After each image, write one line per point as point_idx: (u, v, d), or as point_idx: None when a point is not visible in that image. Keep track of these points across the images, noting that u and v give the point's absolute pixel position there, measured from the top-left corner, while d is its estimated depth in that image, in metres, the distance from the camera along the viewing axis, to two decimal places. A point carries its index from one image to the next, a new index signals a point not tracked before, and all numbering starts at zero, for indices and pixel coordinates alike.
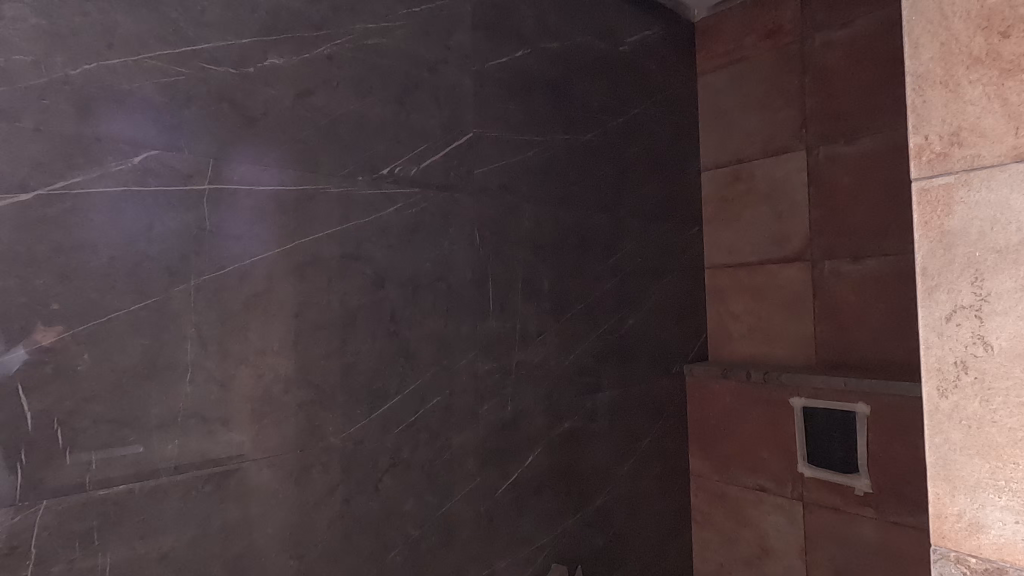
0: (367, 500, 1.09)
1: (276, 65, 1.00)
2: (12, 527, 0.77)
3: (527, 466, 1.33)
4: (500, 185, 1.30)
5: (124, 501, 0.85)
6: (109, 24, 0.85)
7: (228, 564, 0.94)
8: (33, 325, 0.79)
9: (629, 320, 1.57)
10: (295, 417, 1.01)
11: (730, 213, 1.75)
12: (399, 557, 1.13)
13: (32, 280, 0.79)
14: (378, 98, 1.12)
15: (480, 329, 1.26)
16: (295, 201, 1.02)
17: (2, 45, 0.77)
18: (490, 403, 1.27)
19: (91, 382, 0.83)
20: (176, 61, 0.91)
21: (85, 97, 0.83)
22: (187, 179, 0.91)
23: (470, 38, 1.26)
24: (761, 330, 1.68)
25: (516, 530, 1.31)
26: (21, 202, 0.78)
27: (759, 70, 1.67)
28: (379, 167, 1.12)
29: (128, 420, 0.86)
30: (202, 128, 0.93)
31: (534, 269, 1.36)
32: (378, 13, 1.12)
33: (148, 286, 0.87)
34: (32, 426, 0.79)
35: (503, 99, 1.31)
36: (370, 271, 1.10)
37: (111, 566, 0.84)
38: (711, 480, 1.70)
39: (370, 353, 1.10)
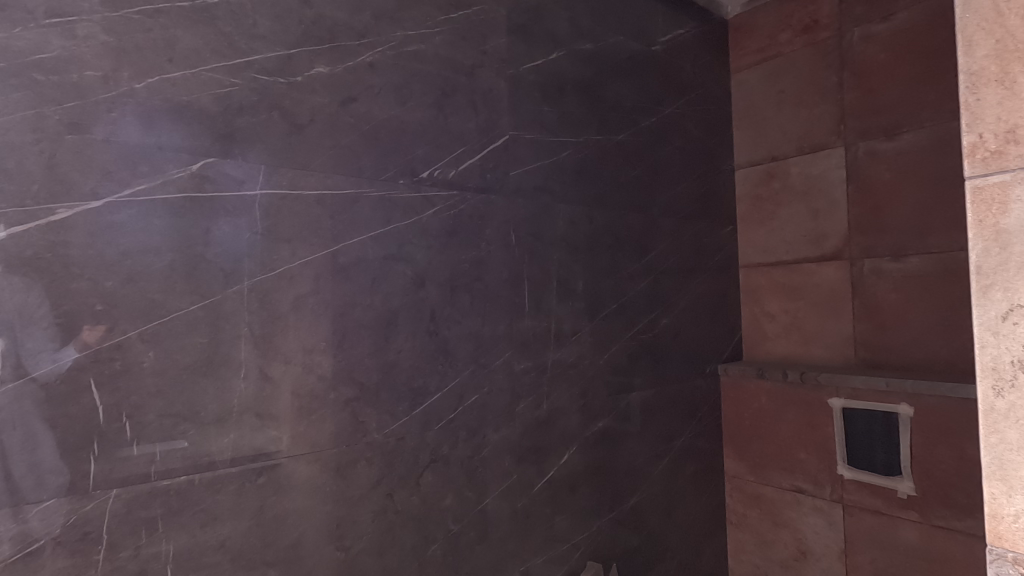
0: (408, 495, 1.12)
1: (322, 73, 1.04)
2: (87, 514, 0.83)
3: (563, 464, 1.35)
4: (535, 186, 1.32)
5: (185, 491, 0.90)
6: (170, 39, 0.90)
7: (279, 554, 0.98)
8: (104, 324, 0.84)
9: (663, 319, 1.57)
10: (341, 413, 1.05)
11: (765, 212, 1.73)
12: (439, 551, 1.16)
13: (102, 282, 0.84)
14: (417, 103, 1.15)
15: (516, 329, 1.28)
16: (339, 205, 1.05)
17: (76, 62, 0.83)
18: (526, 401, 1.29)
19: (154, 378, 0.88)
20: (230, 72, 0.95)
21: (149, 109, 0.88)
22: (240, 185, 0.95)
23: (506, 42, 1.28)
24: (797, 330, 1.66)
25: (551, 528, 1.32)
26: (93, 209, 0.84)
27: (795, 66, 1.65)
28: (419, 170, 1.14)
29: (188, 414, 0.90)
30: (254, 135, 0.97)
31: (568, 269, 1.37)
32: (417, 20, 1.15)
33: (206, 288, 0.92)
34: (104, 419, 0.84)
35: (538, 101, 1.33)
36: (411, 272, 1.13)
37: (173, 552, 0.89)
38: (747, 481, 1.68)
39: (411, 352, 1.13)
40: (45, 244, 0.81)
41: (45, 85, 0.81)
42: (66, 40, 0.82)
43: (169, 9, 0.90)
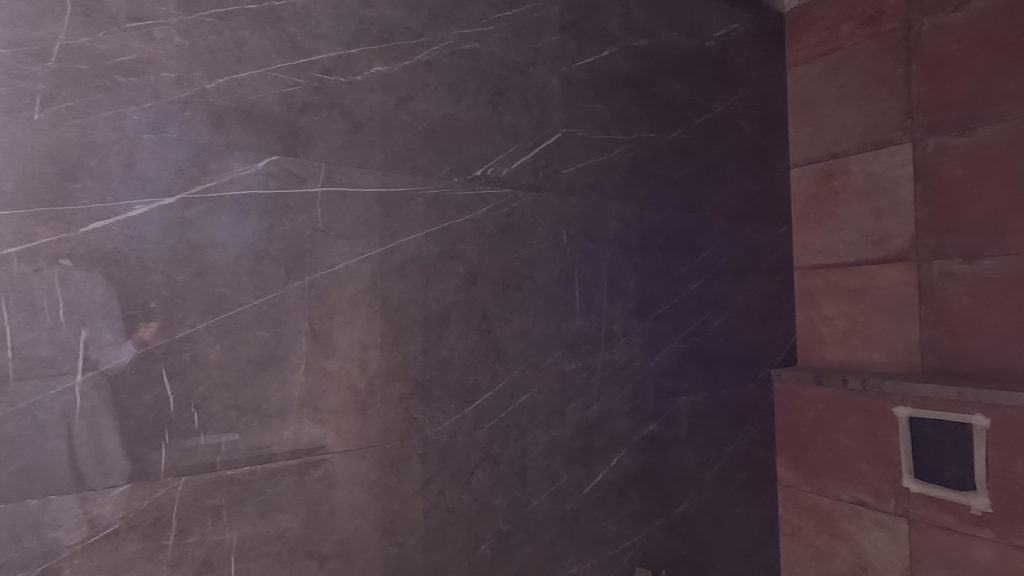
0: (459, 492, 1.12)
1: (380, 72, 1.05)
2: (157, 500, 0.85)
3: (612, 467, 1.33)
4: (587, 184, 1.30)
5: (247, 482, 0.92)
6: (238, 40, 0.93)
7: (335, 547, 0.99)
8: (175, 317, 0.87)
9: (715, 321, 1.52)
10: (396, 409, 1.06)
11: (822, 212, 1.66)
12: (489, 550, 1.15)
13: (174, 276, 0.87)
14: (472, 101, 1.15)
15: (566, 328, 1.26)
16: (396, 202, 1.06)
17: (153, 64, 0.86)
18: (576, 402, 1.27)
19: (221, 370, 0.90)
20: (294, 72, 0.97)
21: (218, 108, 0.91)
22: (303, 182, 0.97)
23: (559, 39, 1.27)
24: (857, 335, 1.59)
25: (600, 531, 1.30)
26: (166, 205, 0.87)
27: (857, 59, 1.58)
28: (473, 168, 1.15)
29: (251, 407, 0.93)
30: (315, 133, 0.99)
31: (619, 269, 1.34)
32: (473, 18, 1.16)
33: (270, 283, 0.94)
34: (174, 408, 0.87)
35: (590, 98, 1.31)
36: (464, 269, 1.13)
37: (236, 541, 0.91)
38: (802, 491, 1.62)
39: (463, 350, 1.13)
40: (122, 238, 0.84)
41: (124, 87, 0.84)
42: (145, 43, 0.86)
43: (238, 11, 0.93)
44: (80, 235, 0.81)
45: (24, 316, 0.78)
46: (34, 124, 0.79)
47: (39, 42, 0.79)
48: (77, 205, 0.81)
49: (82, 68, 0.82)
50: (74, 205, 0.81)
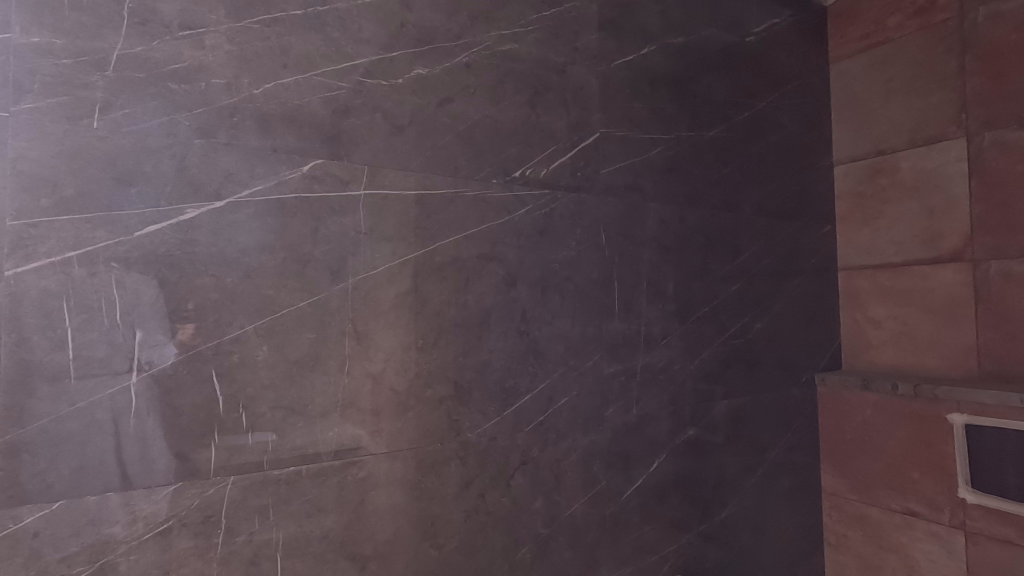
0: (499, 495, 1.11)
1: (421, 75, 1.05)
2: (208, 498, 0.87)
3: (652, 472, 1.30)
4: (626, 184, 1.28)
5: (293, 482, 0.93)
6: (285, 46, 0.94)
7: (378, 548, 1.00)
8: (225, 319, 0.89)
9: (757, 324, 1.48)
10: (437, 411, 1.06)
11: (869, 210, 1.61)
12: (529, 554, 1.14)
13: (224, 278, 0.89)
14: (511, 102, 1.14)
15: (605, 331, 1.24)
16: (436, 204, 1.06)
17: (204, 71, 0.88)
18: (615, 405, 1.25)
19: (268, 371, 0.92)
20: (337, 76, 0.98)
21: (265, 113, 0.92)
22: (347, 185, 0.98)
23: (597, 39, 1.26)
24: (907, 338, 1.53)
25: (640, 537, 1.28)
26: (216, 209, 0.88)
27: (906, 52, 1.53)
28: (512, 170, 1.14)
29: (297, 407, 0.94)
30: (358, 137, 1.00)
31: (659, 270, 1.32)
32: (511, 19, 1.15)
33: (315, 284, 0.95)
34: (224, 408, 0.88)
35: (629, 97, 1.30)
36: (503, 271, 1.13)
37: (283, 540, 0.92)
38: (848, 500, 1.56)
39: (503, 351, 1.12)
40: (175, 241, 0.86)
41: (177, 93, 0.86)
42: (196, 50, 0.88)
43: (284, 17, 0.94)
44: (135, 238, 0.83)
45: (84, 317, 0.81)
46: (94, 131, 0.81)
47: (99, 52, 0.82)
48: (132, 209, 0.83)
49: (138, 76, 0.84)
50: (130, 210, 0.83)
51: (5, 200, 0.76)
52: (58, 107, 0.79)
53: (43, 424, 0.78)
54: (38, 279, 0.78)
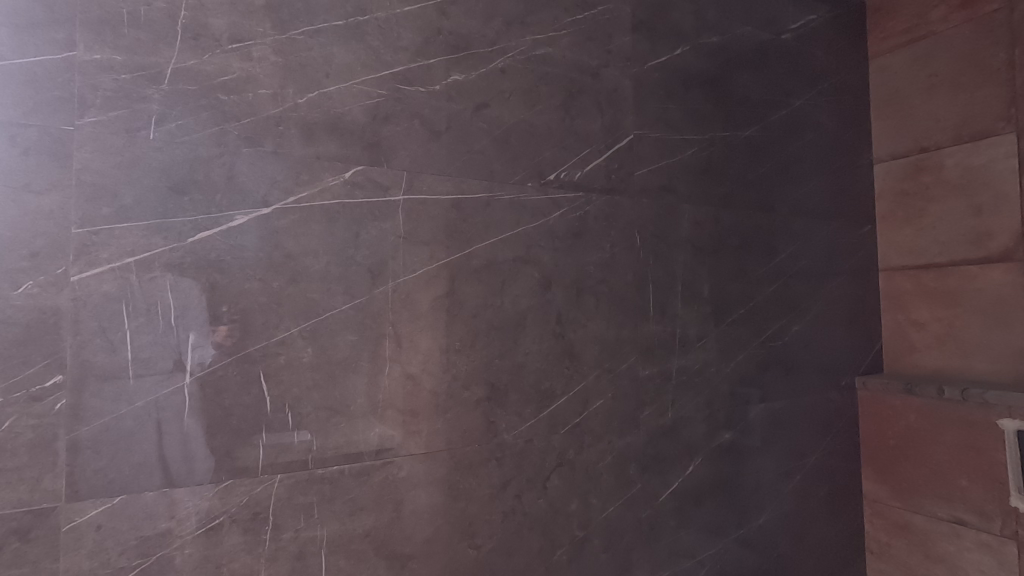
0: (536, 497, 1.12)
1: (457, 81, 1.07)
2: (257, 495, 0.90)
3: (688, 476, 1.29)
4: (660, 186, 1.28)
5: (336, 481, 0.95)
6: (327, 56, 0.96)
7: (418, 547, 1.01)
8: (272, 321, 0.92)
9: (794, 326, 1.46)
10: (474, 412, 1.07)
11: (911, 209, 1.56)
12: (565, 556, 1.14)
13: (270, 283, 0.92)
14: (546, 105, 1.15)
15: (640, 333, 1.24)
16: (473, 208, 1.07)
17: (252, 82, 0.91)
18: (650, 408, 1.25)
19: (312, 372, 0.94)
20: (377, 84, 1.00)
21: (309, 122, 0.95)
22: (386, 191, 1.00)
23: (631, 40, 1.25)
24: (954, 340, 1.48)
25: (676, 541, 1.27)
26: (263, 215, 0.91)
27: (950, 46, 1.48)
28: (547, 173, 1.15)
29: (340, 408, 0.96)
30: (398, 143, 1.01)
31: (694, 272, 1.31)
32: (545, 23, 1.16)
33: (357, 288, 0.98)
34: (271, 408, 0.91)
35: (662, 98, 1.29)
36: (538, 274, 1.13)
37: (327, 537, 0.94)
38: (891, 507, 1.52)
39: (539, 353, 1.13)
40: (225, 247, 0.89)
41: (226, 104, 0.90)
42: (244, 62, 0.91)
43: (326, 28, 0.97)
44: (188, 244, 0.87)
45: (141, 320, 0.84)
46: (150, 142, 0.85)
47: (155, 66, 0.85)
48: (185, 216, 0.87)
49: (190, 89, 0.87)
50: (184, 217, 0.86)
51: (70, 209, 0.80)
52: (118, 120, 0.83)
53: (105, 422, 0.82)
54: (99, 285, 0.82)
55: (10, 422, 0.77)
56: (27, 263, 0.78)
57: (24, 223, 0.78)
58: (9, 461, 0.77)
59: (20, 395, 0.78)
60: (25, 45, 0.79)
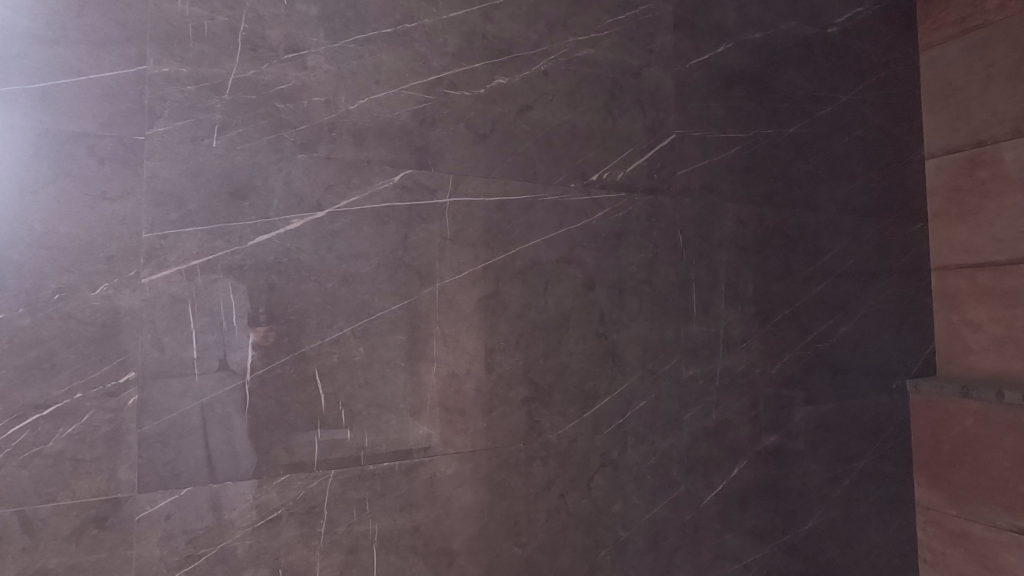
0: (580, 497, 1.12)
1: (501, 84, 1.08)
2: (312, 490, 0.93)
3: (732, 478, 1.27)
4: (703, 185, 1.27)
5: (387, 477, 0.98)
6: (376, 63, 0.99)
7: (465, 543, 1.03)
8: (326, 321, 0.95)
9: (841, 327, 1.42)
10: (519, 411, 1.08)
11: (966, 206, 1.51)
12: (609, 556, 1.14)
13: (325, 284, 0.95)
14: (588, 106, 1.16)
15: (683, 333, 1.23)
16: (517, 210, 1.09)
17: (306, 90, 0.95)
18: (694, 409, 1.24)
19: (364, 371, 0.97)
20: (424, 89, 1.02)
21: (359, 128, 0.98)
22: (434, 193, 1.02)
23: (673, 39, 1.25)
24: (1013, 342, 1.42)
25: (720, 545, 1.25)
26: (318, 218, 0.94)
27: (1008, 35, 1.42)
28: (589, 174, 1.15)
29: (390, 406, 0.98)
30: (444, 146, 1.04)
31: (738, 272, 1.29)
32: (587, 24, 1.16)
33: (406, 288, 1.00)
34: (325, 406, 0.94)
35: (705, 97, 1.28)
36: (581, 274, 1.14)
37: (378, 532, 0.97)
38: (946, 514, 1.46)
39: (582, 353, 1.14)
40: (282, 249, 0.92)
41: (283, 112, 0.93)
42: (299, 71, 0.94)
43: (376, 36, 0.99)
44: (248, 247, 0.90)
45: (206, 320, 0.88)
46: (213, 150, 0.89)
47: (217, 77, 0.89)
48: (246, 220, 0.90)
49: (249, 98, 0.91)
50: (244, 221, 0.90)
51: (142, 214, 0.85)
52: (184, 129, 0.87)
53: (173, 417, 0.86)
54: (168, 286, 0.86)
55: (88, 415, 0.82)
56: (103, 265, 0.83)
57: (100, 228, 0.83)
58: (88, 452, 0.82)
59: (97, 390, 0.82)
60: (101, 61, 0.83)
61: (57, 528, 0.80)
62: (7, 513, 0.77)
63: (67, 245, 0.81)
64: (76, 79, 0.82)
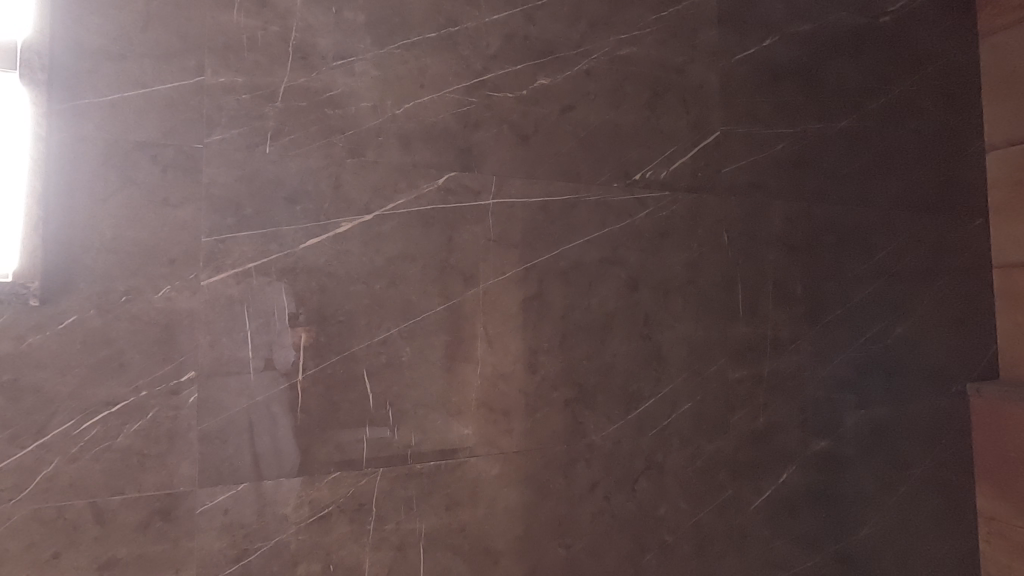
0: (625, 499, 1.11)
1: (544, 84, 1.08)
2: (362, 488, 0.95)
3: (781, 484, 1.24)
4: (749, 183, 1.24)
5: (434, 476, 0.99)
6: (421, 67, 1.01)
7: (510, 543, 1.03)
8: (374, 322, 0.96)
9: (896, 328, 1.37)
10: (563, 412, 1.08)
11: None
12: (654, 561, 1.13)
13: (373, 286, 0.97)
14: (631, 105, 1.14)
15: (729, 335, 1.20)
16: (560, 210, 1.08)
17: (355, 96, 0.97)
18: (741, 412, 1.21)
19: (411, 372, 0.98)
20: (468, 92, 1.03)
21: (405, 132, 0.99)
22: (478, 195, 1.03)
23: (717, 34, 1.22)
24: None
25: (769, 552, 1.22)
26: (366, 221, 0.96)
27: None
28: (633, 173, 1.14)
29: (436, 405, 1.00)
30: (488, 148, 1.04)
31: (786, 271, 1.26)
32: (630, 22, 1.15)
33: (451, 289, 1.01)
34: (374, 405, 0.96)
35: (751, 92, 1.25)
36: (625, 274, 1.13)
37: (425, 531, 0.98)
38: (1012, 526, 1.38)
39: (626, 355, 1.12)
40: (333, 252, 0.95)
41: (333, 118, 0.95)
42: (347, 77, 0.96)
43: (421, 41, 1.01)
44: (301, 250, 0.93)
45: (261, 321, 0.91)
46: (267, 156, 0.92)
47: (271, 85, 0.92)
48: (298, 224, 0.93)
49: (301, 105, 0.94)
50: (296, 225, 0.93)
51: (201, 219, 0.88)
52: (240, 136, 0.91)
53: (231, 415, 0.89)
54: (226, 288, 0.89)
55: (153, 412, 0.85)
56: (167, 269, 0.87)
57: (163, 233, 0.87)
58: (153, 448, 0.85)
59: (161, 389, 0.86)
60: (164, 73, 0.87)
61: (126, 519, 0.84)
62: (81, 504, 0.82)
63: (133, 249, 0.85)
64: (141, 91, 0.86)
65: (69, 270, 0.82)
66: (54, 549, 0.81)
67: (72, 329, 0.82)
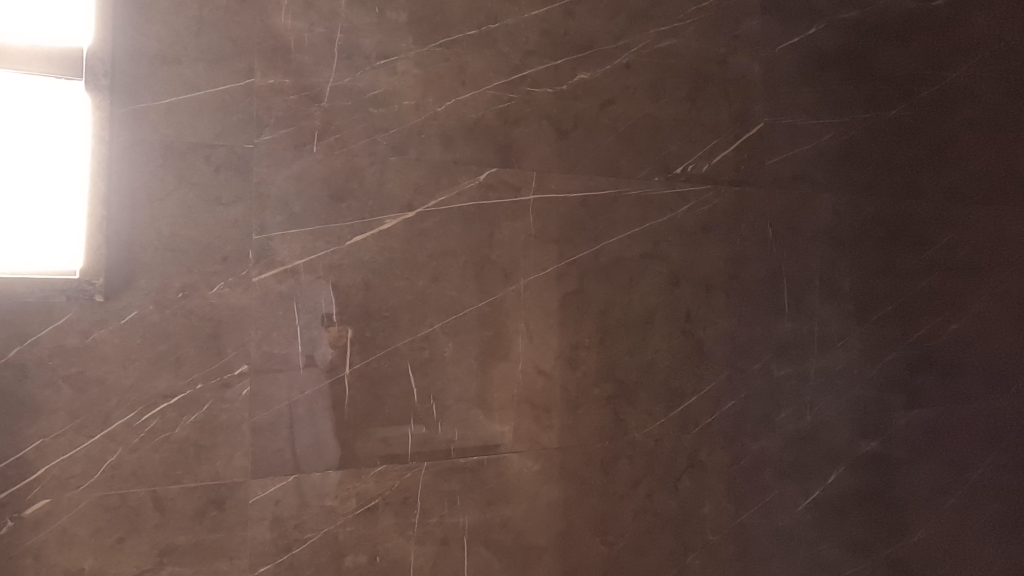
0: (667, 498, 1.10)
1: (583, 79, 1.08)
2: (406, 481, 0.96)
3: (829, 485, 1.20)
4: (794, 176, 1.20)
5: (476, 470, 1.00)
6: (462, 64, 1.01)
7: (552, 540, 1.03)
8: (418, 318, 0.98)
9: (951, 325, 1.31)
10: (604, 409, 1.07)
11: None
12: (698, 561, 1.11)
13: (415, 282, 0.98)
14: (671, 98, 1.13)
15: (774, 331, 1.17)
16: (600, 205, 1.08)
17: (397, 95, 0.98)
18: (787, 411, 1.18)
19: (453, 367, 0.99)
20: (508, 88, 1.04)
21: (446, 130, 1.00)
22: (518, 191, 1.03)
23: (760, 23, 1.19)
24: None
25: (816, 555, 1.19)
26: (409, 218, 0.98)
27: None
28: (674, 167, 1.12)
29: (478, 401, 1.00)
30: (527, 144, 1.04)
31: (834, 266, 1.22)
32: (670, 14, 1.13)
33: (492, 286, 1.01)
34: (418, 400, 0.97)
35: (796, 82, 1.21)
36: (666, 269, 1.11)
37: (467, 525, 0.99)
38: None
39: (667, 351, 1.11)
40: (377, 249, 0.96)
41: (377, 117, 0.97)
42: (390, 76, 0.98)
43: (462, 39, 1.01)
44: (347, 246, 0.95)
45: (309, 317, 0.93)
46: (314, 156, 0.94)
47: (317, 86, 0.94)
48: (343, 221, 0.95)
49: (345, 105, 0.96)
50: (341, 222, 0.95)
51: (251, 218, 0.91)
52: (288, 136, 0.93)
53: (280, 408, 0.91)
54: (276, 284, 0.92)
55: (208, 405, 0.88)
56: (220, 267, 0.90)
57: (216, 231, 0.90)
58: (208, 439, 0.88)
59: (215, 382, 0.89)
60: (215, 76, 0.90)
61: (183, 508, 0.87)
62: (142, 492, 0.85)
63: (188, 247, 0.88)
64: (196, 95, 0.89)
65: (130, 268, 0.86)
66: (117, 535, 0.84)
67: (133, 324, 0.86)
